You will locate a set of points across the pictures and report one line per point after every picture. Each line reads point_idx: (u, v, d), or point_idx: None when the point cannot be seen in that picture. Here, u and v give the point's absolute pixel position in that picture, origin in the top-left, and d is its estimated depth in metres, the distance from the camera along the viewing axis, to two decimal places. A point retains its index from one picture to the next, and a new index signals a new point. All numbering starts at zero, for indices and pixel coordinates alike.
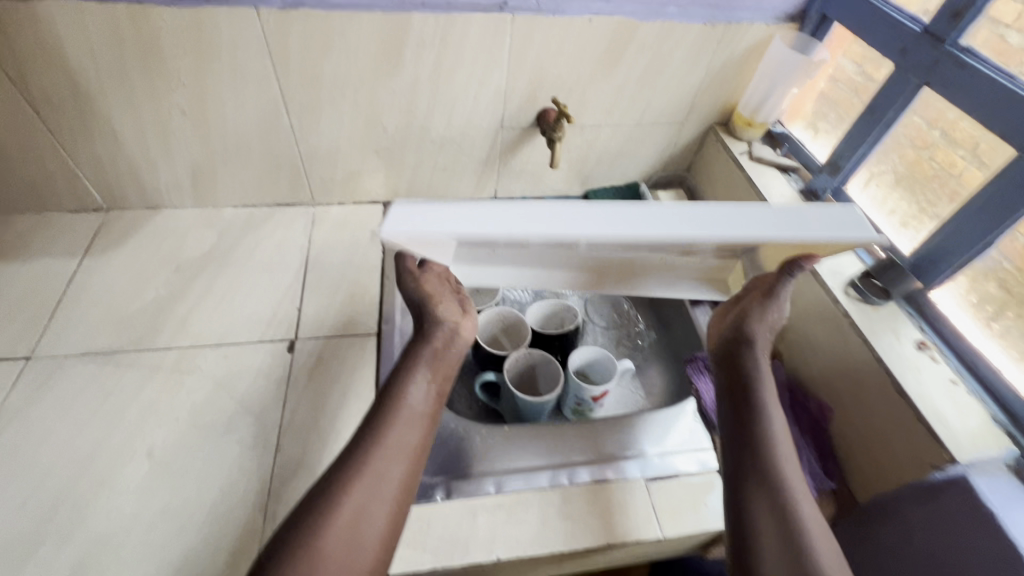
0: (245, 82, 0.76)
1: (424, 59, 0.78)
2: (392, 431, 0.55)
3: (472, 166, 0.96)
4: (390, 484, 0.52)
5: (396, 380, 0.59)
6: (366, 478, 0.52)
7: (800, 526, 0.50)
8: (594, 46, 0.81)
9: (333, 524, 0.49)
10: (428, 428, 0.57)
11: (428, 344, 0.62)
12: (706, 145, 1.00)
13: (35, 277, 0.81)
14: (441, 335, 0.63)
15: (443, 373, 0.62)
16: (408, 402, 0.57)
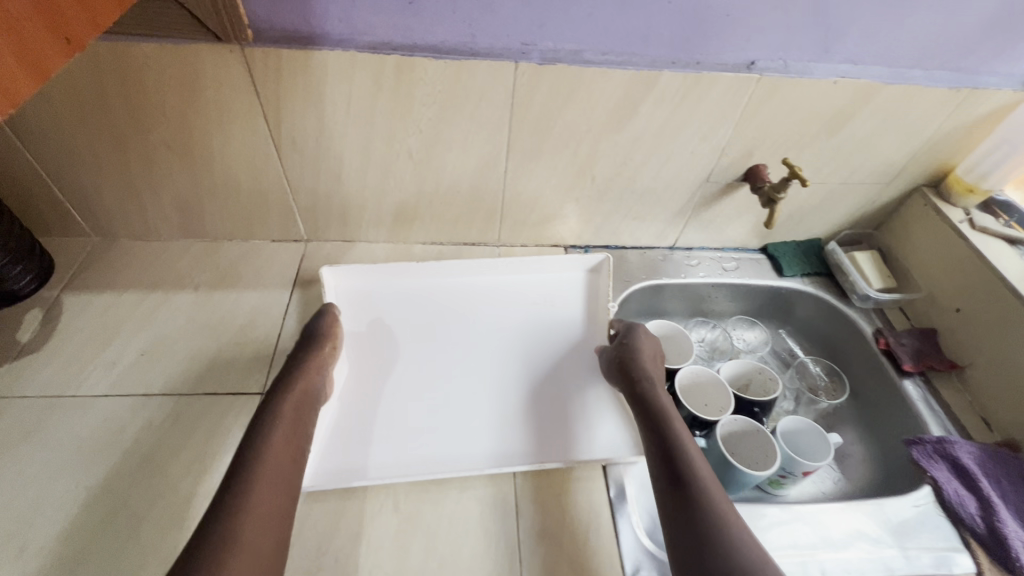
0: (478, 131, 0.77)
1: (657, 114, 0.77)
2: (276, 446, 0.59)
3: (663, 216, 0.94)
4: (267, 495, 0.55)
5: (274, 407, 0.64)
6: (256, 484, 0.55)
7: (742, 548, 0.54)
8: (828, 108, 0.78)
9: (239, 526, 0.51)
10: (299, 440, 0.63)
11: (303, 381, 0.69)
12: (907, 206, 0.95)
13: (255, 309, 0.84)
14: (313, 373, 0.70)
15: (303, 406, 0.66)
16: (280, 424, 0.62)
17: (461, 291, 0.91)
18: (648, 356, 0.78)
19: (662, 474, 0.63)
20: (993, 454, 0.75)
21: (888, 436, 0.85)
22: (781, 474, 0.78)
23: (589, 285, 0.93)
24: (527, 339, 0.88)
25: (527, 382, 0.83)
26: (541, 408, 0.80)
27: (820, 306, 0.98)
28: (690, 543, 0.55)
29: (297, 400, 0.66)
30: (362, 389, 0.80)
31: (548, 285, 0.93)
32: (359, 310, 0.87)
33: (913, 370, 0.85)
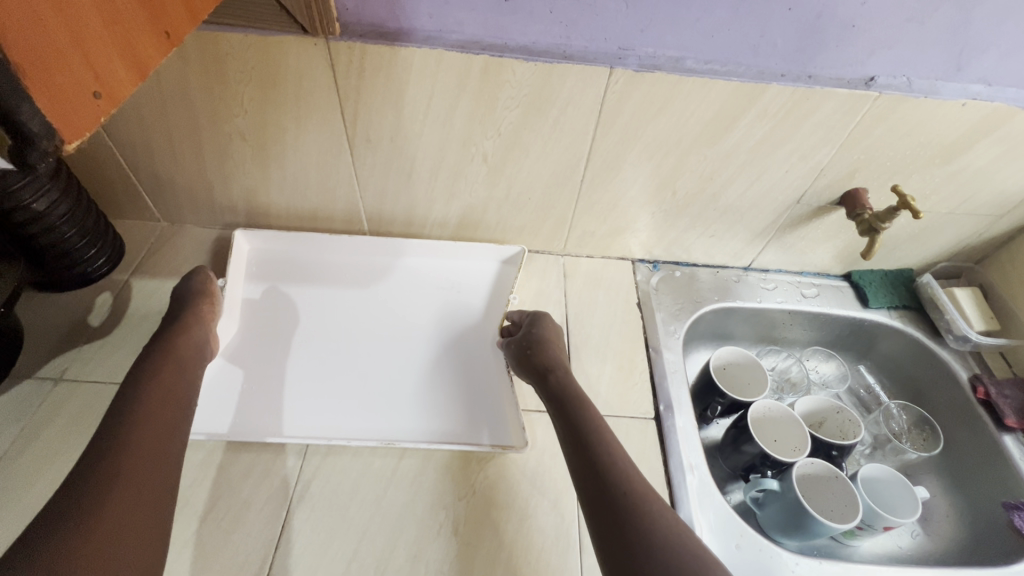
0: (559, 137, 0.72)
1: (756, 130, 0.71)
2: (166, 386, 0.56)
3: (743, 235, 0.88)
4: (151, 433, 0.51)
5: (156, 354, 0.60)
6: (141, 422, 0.51)
7: (663, 526, 0.48)
8: (951, 131, 0.70)
9: (127, 465, 0.47)
10: (182, 400, 0.57)
11: (185, 334, 0.64)
12: (1021, 241, 0.86)
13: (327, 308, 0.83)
14: (197, 327, 0.67)
15: (189, 355, 0.63)
16: (156, 381, 0.56)
17: (365, 258, 0.89)
18: (558, 342, 0.74)
19: (578, 460, 0.56)
20: None
21: (983, 496, 0.77)
22: (857, 526, 0.72)
23: (499, 276, 0.89)
24: (433, 321, 0.85)
25: (420, 363, 0.79)
26: (434, 389, 0.77)
27: (909, 343, 0.90)
28: (610, 528, 0.49)
29: (183, 350, 0.62)
30: (255, 347, 0.78)
31: (461, 273, 0.90)
32: (262, 271, 0.86)
33: (1016, 426, 0.77)
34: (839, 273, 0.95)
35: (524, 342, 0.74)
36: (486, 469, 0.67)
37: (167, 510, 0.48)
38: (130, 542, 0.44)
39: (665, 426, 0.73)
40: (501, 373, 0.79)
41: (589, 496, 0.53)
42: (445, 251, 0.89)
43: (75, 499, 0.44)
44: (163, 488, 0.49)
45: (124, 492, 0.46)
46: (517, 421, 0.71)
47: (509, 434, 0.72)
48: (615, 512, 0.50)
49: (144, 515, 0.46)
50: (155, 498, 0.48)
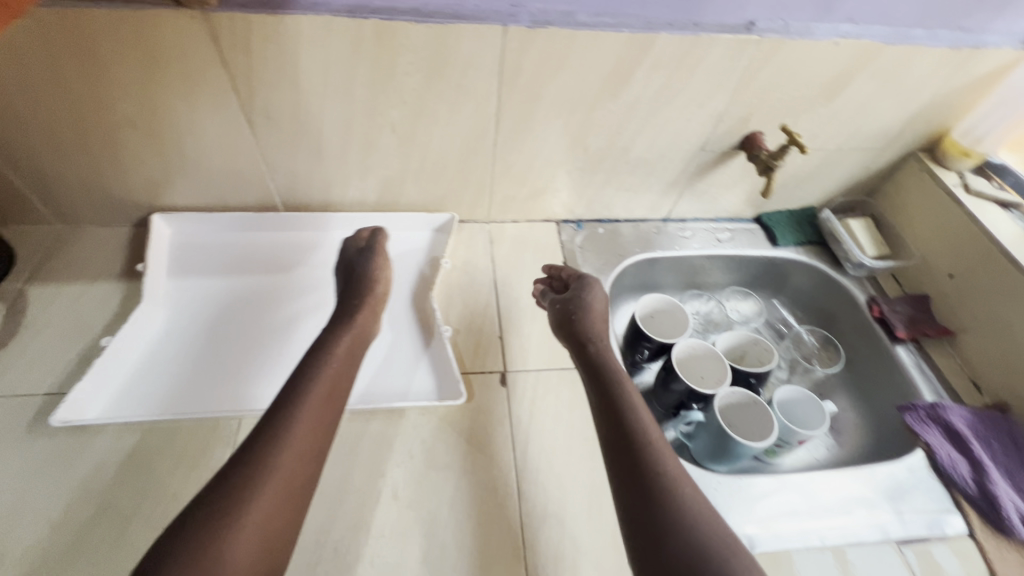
0: (465, 101, 0.73)
1: (653, 81, 0.73)
2: (320, 382, 0.58)
3: (656, 187, 0.92)
4: (306, 424, 0.54)
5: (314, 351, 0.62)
6: (294, 421, 0.53)
7: (687, 494, 0.50)
8: (829, 70, 0.76)
9: (275, 464, 0.49)
10: (336, 409, 0.58)
11: (345, 334, 0.66)
12: (902, 171, 0.94)
13: (251, 292, 0.82)
14: (365, 319, 0.70)
15: (347, 351, 0.64)
16: (315, 382, 0.58)
17: (290, 238, 0.87)
18: (597, 307, 0.72)
19: (608, 428, 0.58)
20: (986, 419, 0.75)
21: (882, 403, 0.86)
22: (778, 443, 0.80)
23: (432, 244, 0.89)
24: None
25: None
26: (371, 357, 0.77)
27: (814, 274, 0.97)
28: (632, 493, 0.52)
29: (347, 351, 0.64)
30: (177, 335, 0.75)
31: (395, 243, 0.89)
32: (186, 254, 0.83)
33: (906, 336, 0.85)
34: (751, 215, 1.01)
35: (558, 314, 0.73)
36: (423, 434, 0.68)
37: (301, 508, 0.51)
38: (264, 536, 0.46)
39: None
40: (437, 336, 0.79)
41: (618, 469, 0.55)
42: (379, 222, 0.88)
43: (220, 491, 0.47)
44: (298, 495, 0.51)
45: (271, 491, 0.48)
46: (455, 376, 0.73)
47: (449, 387, 0.73)
48: (637, 479, 0.52)
49: (283, 518, 0.48)
50: (295, 496, 0.50)
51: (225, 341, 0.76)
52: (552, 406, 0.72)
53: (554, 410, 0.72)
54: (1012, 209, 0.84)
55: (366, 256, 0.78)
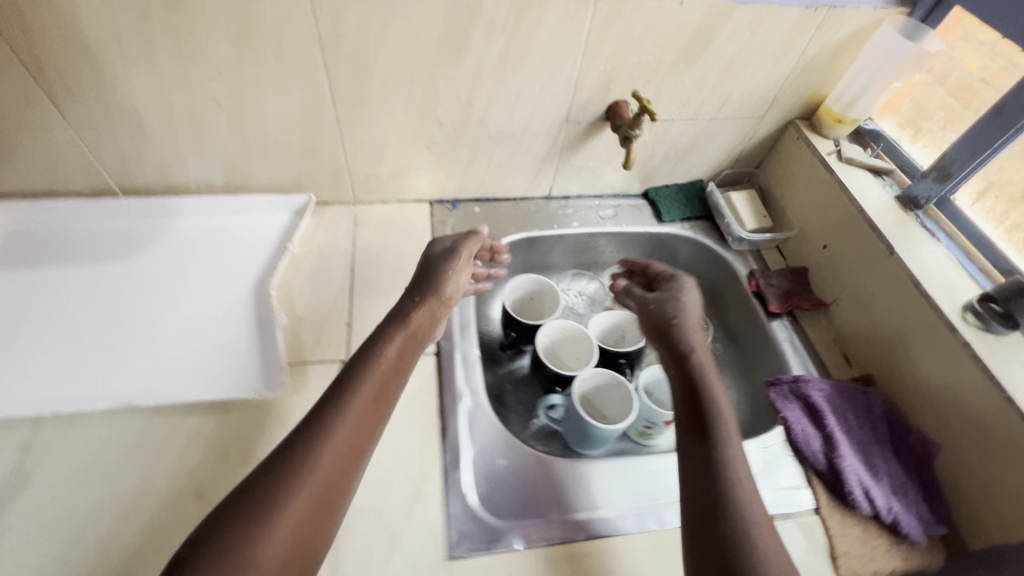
0: (289, 72, 0.67)
1: (491, 47, 0.69)
2: (365, 388, 0.54)
3: (528, 163, 0.88)
4: (347, 437, 0.50)
5: (381, 354, 0.58)
6: (331, 428, 0.50)
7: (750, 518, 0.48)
8: (680, 33, 0.72)
9: (293, 487, 0.45)
10: (378, 420, 0.54)
11: (415, 329, 0.63)
12: (784, 141, 0.91)
13: (74, 282, 0.75)
14: (424, 321, 0.64)
15: (410, 357, 0.61)
16: (365, 387, 0.54)
17: (132, 225, 0.82)
18: (691, 312, 0.69)
19: (694, 433, 0.56)
20: (845, 391, 0.72)
21: (758, 380, 0.83)
22: (648, 425, 0.77)
23: (287, 228, 0.84)
24: (209, 278, 0.78)
25: (182, 325, 0.73)
26: (199, 346, 0.71)
27: (700, 250, 0.94)
28: (700, 512, 0.50)
29: (400, 349, 0.60)
30: None
31: (247, 228, 0.84)
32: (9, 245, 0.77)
33: (780, 310, 0.83)
34: (638, 191, 0.97)
35: (651, 320, 0.69)
36: (243, 429, 0.63)
37: (321, 539, 0.46)
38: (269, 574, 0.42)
39: (443, 359, 0.72)
40: (268, 321, 0.72)
41: (695, 492, 0.52)
42: (228, 206, 0.83)
43: (226, 522, 0.43)
44: (321, 524, 0.46)
45: (276, 524, 0.43)
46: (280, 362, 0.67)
47: (271, 377, 0.67)
48: (710, 497, 0.50)
49: (296, 554, 0.44)
50: (313, 526, 0.46)
51: (35, 336, 0.70)
52: None
53: None
54: (884, 177, 0.81)
55: (446, 255, 0.71)
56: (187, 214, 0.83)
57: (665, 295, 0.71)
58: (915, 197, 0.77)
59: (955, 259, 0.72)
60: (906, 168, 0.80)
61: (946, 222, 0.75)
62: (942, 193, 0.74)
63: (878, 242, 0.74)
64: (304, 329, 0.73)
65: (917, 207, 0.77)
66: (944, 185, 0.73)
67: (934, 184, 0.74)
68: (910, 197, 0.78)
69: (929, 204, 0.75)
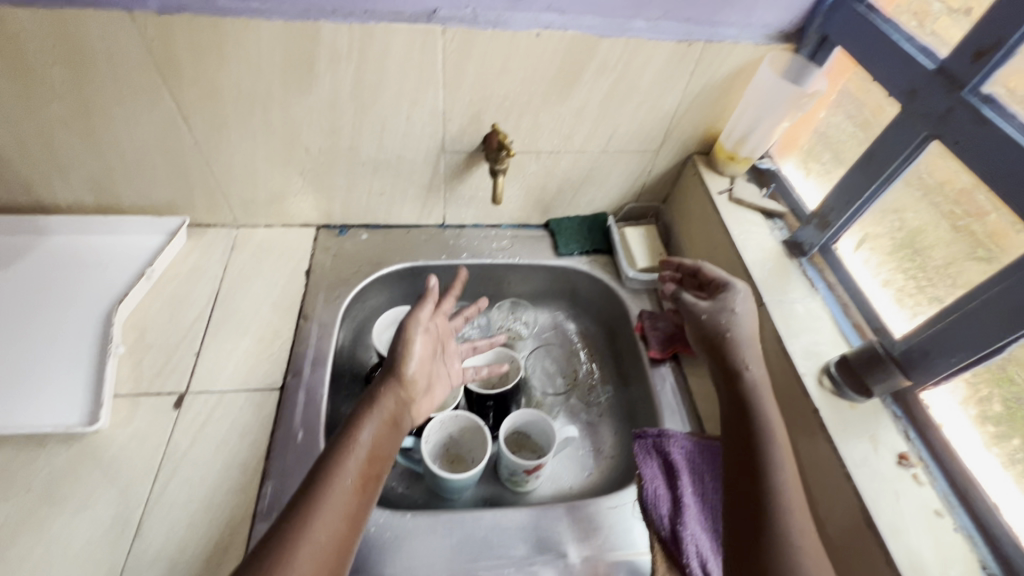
0: (134, 95, 0.66)
1: (343, 75, 0.67)
2: (353, 465, 0.53)
3: (413, 192, 0.85)
4: (327, 532, 0.49)
5: (344, 443, 0.55)
6: (307, 530, 0.48)
7: (801, 528, 0.48)
8: (545, 65, 0.69)
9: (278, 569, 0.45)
10: (362, 502, 0.52)
11: (386, 409, 0.59)
12: (684, 176, 0.87)
13: None
14: (394, 403, 0.60)
15: (391, 440, 0.58)
16: (349, 461, 0.53)
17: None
18: (746, 324, 0.64)
19: (743, 509, 0.50)
20: (707, 449, 0.68)
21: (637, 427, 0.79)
22: (512, 472, 0.74)
23: (160, 250, 0.82)
24: (60, 294, 0.75)
25: (11, 344, 0.69)
26: (24, 366, 0.67)
27: (597, 285, 0.91)
28: None
29: (374, 435, 0.57)
30: None
31: (120, 249, 0.82)
32: None
33: (660, 356, 0.79)
34: (540, 222, 0.94)
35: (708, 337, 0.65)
36: (53, 464, 0.61)
37: None
38: None
39: (285, 396, 0.70)
40: (103, 348, 0.69)
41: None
42: (102, 226, 0.81)
43: None
44: None
45: None
46: (103, 393, 0.65)
47: (92, 409, 0.64)
48: (760, 504, 0.50)
49: None
50: None
51: None
52: (220, 432, 0.65)
53: (221, 436, 0.65)
54: (776, 220, 0.77)
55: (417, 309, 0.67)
56: (58, 232, 0.81)
57: (721, 311, 0.65)
58: (800, 242, 0.73)
59: (830, 312, 0.67)
60: (796, 212, 0.75)
61: (828, 272, 0.70)
62: (822, 241, 0.69)
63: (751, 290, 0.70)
64: (148, 358, 0.71)
65: (801, 253, 0.73)
66: (823, 233, 0.69)
67: (815, 230, 0.70)
68: (796, 242, 0.73)
69: (812, 251, 0.71)
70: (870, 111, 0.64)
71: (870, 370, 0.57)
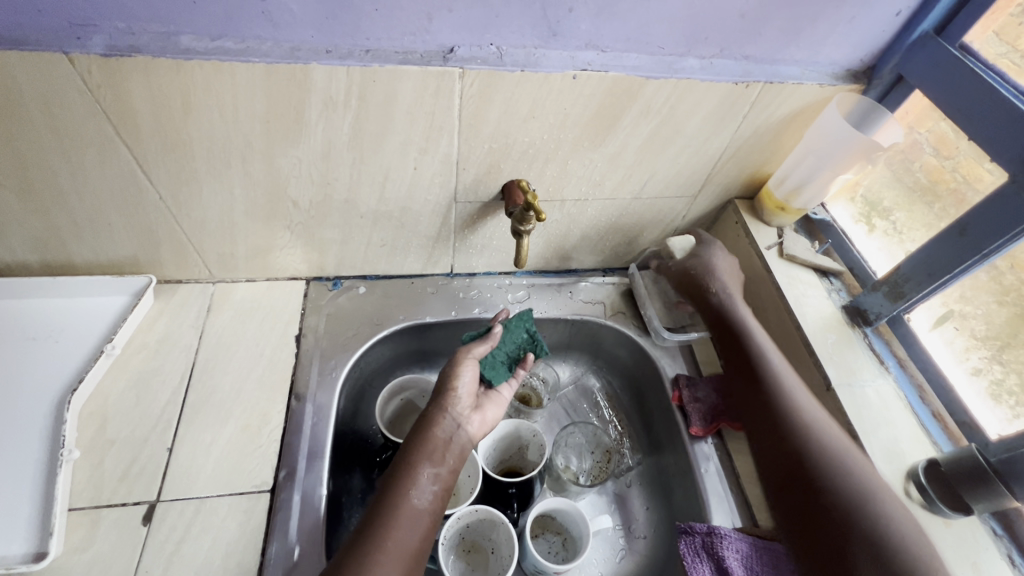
0: (78, 145, 0.53)
1: (338, 123, 0.56)
2: (414, 488, 0.55)
3: (419, 243, 0.74)
4: (405, 547, 0.51)
5: (407, 467, 0.56)
6: (380, 547, 0.50)
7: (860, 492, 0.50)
8: (580, 108, 0.58)
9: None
10: (429, 529, 0.54)
11: (441, 433, 0.60)
12: (721, 221, 0.78)
13: None
14: (449, 425, 0.61)
15: (452, 464, 0.59)
16: (416, 483, 0.55)
17: None
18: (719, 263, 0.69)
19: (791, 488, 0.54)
20: (768, 552, 0.59)
21: (679, 510, 0.70)
22: (538, 569, 0.64)
23: (124, 314, 0.69)
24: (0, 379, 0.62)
25: None
26: None
27: (625, 342, 0.81)
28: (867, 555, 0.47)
29: (434, 460, 0.58)
30: None
31: (74, 312, 0.68)
32: None
33: (703, 433, 0.70)
34: (558, 268, 0.84)
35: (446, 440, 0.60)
36: None
37: None
38: None
39: (277, 503, 0.59)
40: (52, 454, 0.57)
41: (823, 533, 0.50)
42: (48, 287, 0.67)
43: None
44: None
45: None
46: (54, 520, 0.53)
47: (38, 539, 0.53)
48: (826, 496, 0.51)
49: None
50: None
51: None
52: (198, 554, 0.55)
53: (201, 559, 0.54)
54: (832, 278, 0.70)
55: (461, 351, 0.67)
56: None
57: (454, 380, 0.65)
58: (863, 309, 0.65)
59: (904, 397, 0.59)
60: (856, 271, 0.68)
61: (898, 346, 0.63)
62: (893, 312, 0.61)
63: (816, 371, 0.61)
64: (111, 458, 0.59)
65: (865, 322, 0.64)
66: (895, 304, 0.61)
67: (884, 299, 0.62)
68: (858, 309, 0.65)
69: (879, 322, 0.63)
70: (944, 154, 0.61)
71: (967, 485, 0.50)
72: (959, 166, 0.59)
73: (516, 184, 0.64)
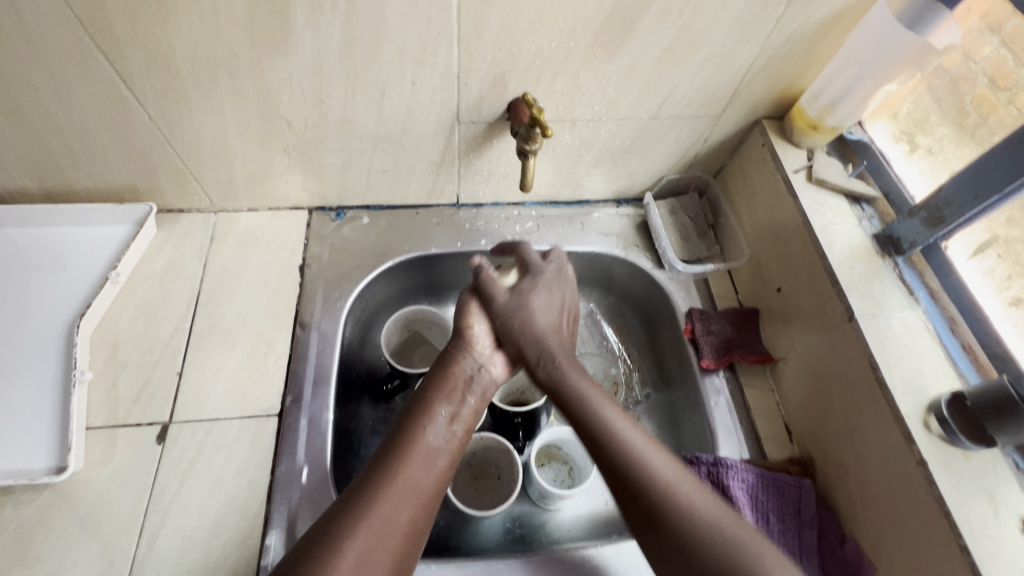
0: (57, 59, 0.50)
1: (327, 30, 0.51)
2: (432, 430, 0.52)
3: (422, 168, 0.70)
4: (420, 482, 0.49)
5: (423, 407, 0.54)
6: (395, 480, 0.47)
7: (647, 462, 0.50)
8: (592, 9, 0.52)
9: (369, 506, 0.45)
10: (445, 473, 0.51)
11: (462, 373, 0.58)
12: (747, 144, 0.72)
13: None
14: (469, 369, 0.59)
15: (468, 409, 0.57)
16: (435, 422, 0.53)
17: None
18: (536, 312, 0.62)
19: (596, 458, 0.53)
20: (774, 482, 0.58)
21: (687, 440, 0.70)
22: (542, 494, 0.65)
23: (127, 242, 0.68)
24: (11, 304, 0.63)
25: None
26: None
27: (638, 275, 0.78)
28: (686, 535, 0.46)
29: (450, 402, 0.56)
30: None
31: (77, 240, 0.68)
32: None
33: (715, 366, 0.68)
34: (570, 198, 0.80)
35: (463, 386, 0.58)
36: (22, 518, 0.52)
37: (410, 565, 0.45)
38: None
39: (285, 426, 0.60)
40: (67, 376, 0.59)
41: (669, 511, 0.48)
42: (49, 215, 0.66)
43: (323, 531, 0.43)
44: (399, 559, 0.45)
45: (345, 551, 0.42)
46: (71, 438, 0.55)
47: (59, 454, 0.55)
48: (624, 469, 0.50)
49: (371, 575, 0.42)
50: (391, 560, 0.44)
51: None
52: (211, 472, 0.56)
53: (214, 477, 0.56)
54: (864, 205, 0.65)
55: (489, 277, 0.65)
56: None
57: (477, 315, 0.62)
58: (895, 237, 0.60)
59: (933, 328, 0.56)
60: (891, 197, 0.63)
61: (931, 276, 0.59)
62: (928, 239, 0.56)
63: (838, 301, 0.57)
64: (123, 381, 0.61)
65: (897, 250, 0.60)
66: (932, 231, 0.56)
67: (919, 225, 0.57)
68: (890, 237, 0.60)
69: (912, 250, 0.59)
70: (998, 82, 0.56)
71: (992, 417, 0.48)
72: (1015, 97, 0.54)
73: (522, 100, 0.60)
